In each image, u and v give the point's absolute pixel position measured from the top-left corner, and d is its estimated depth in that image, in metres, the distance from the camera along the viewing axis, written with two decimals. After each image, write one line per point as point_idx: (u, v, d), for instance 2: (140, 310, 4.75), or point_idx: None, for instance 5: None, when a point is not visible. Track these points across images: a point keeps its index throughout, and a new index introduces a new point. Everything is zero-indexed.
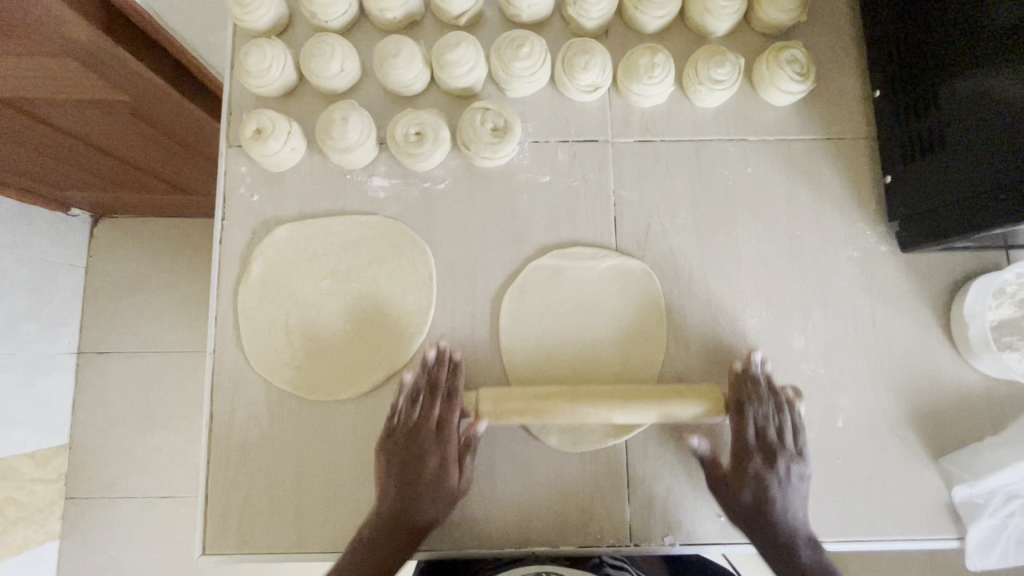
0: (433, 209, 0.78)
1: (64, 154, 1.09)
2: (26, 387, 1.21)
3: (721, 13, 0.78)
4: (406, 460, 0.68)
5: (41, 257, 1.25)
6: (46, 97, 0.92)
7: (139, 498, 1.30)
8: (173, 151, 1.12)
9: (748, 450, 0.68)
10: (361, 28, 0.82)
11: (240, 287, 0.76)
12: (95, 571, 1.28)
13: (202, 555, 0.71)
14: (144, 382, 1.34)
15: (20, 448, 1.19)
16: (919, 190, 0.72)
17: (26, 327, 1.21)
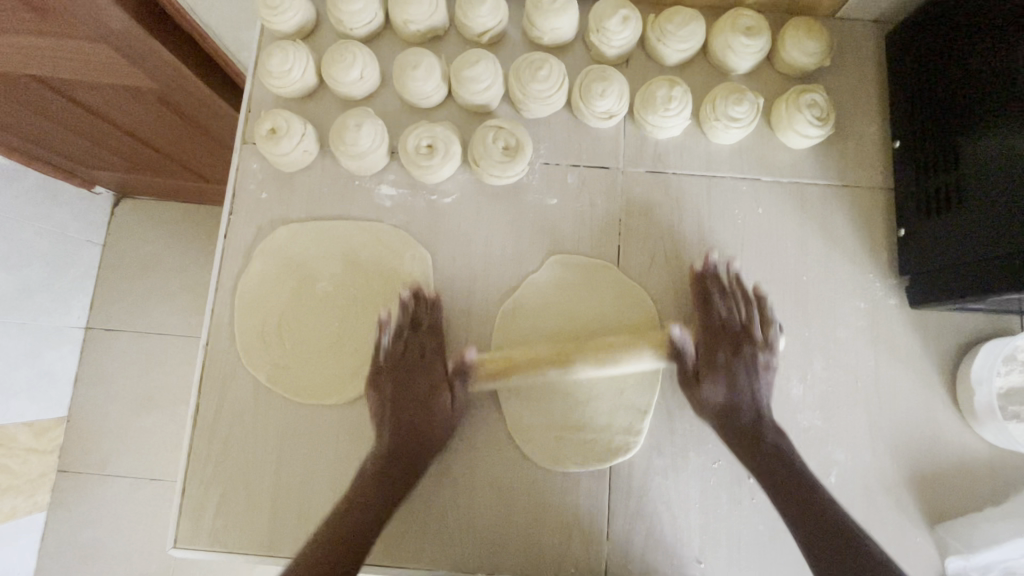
0: (437, 223, 0.78)
1: (88, 131, 1.11)
2: (32, 357, 1.23)
3: (744, 51, 0.77)
4: (411, 359, 0.72)
5: (61, 232, 1.28)
6: (74, 78, 0.94)
7: (127, 479, 1.31)
8: (194, 139, 1.14)
9: (717, 337, 0.72)
10: (385, 37, 0.83)
11: (239, 282, 0.77)
12: (77, 547, 1.29)
13: (174, 547, 0.71)
14: (145, 363, 1.35)
15: (18, 418, 1.21)
16: (934, 247, 0.70)
17: (39, 298, 1.24)
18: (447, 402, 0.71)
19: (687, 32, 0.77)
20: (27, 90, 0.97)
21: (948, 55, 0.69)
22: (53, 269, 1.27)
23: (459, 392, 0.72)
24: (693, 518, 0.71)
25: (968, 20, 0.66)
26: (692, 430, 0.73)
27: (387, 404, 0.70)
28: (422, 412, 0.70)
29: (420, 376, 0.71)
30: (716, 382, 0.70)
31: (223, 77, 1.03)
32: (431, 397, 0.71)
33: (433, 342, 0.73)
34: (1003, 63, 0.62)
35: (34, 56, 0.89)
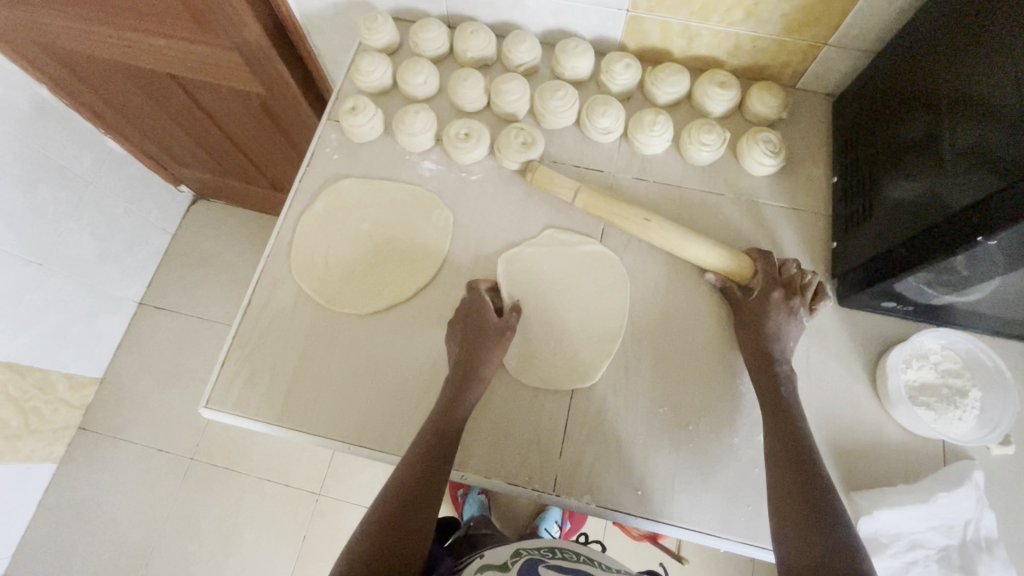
0: (462, 193, 0.99)
1: (133, 95, 1.53)
2: (90, 318, 1.85)
3: (717, 98, 1.00)
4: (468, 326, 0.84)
5: (146, 221, 2.00)
6: (186, 73, 1.33)
7: (140, 446, 1.87)
8: (257, 131, 1.55)
9: (773, 282, 0.84)
10: (447, 61, 1.11)
11: (303, 216, 0.98)
12: (96, 469, 1.85)
13: (205, 406, 0.86)
14: (179, 344, 2.00)
15: (65, 367, 1.79)
16: (853, 251, 0.86)
17: (105, 272, 1.87)
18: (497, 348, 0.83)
19: (674, 80, 1.01)
20: (149, 73, 1.38)
21: (890, 115, 0.86)
22: (126, 247, 1.94)
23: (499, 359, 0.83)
24: (634, 451, 0.83)
25: (907, 89, 0.83)
26: (644, 378, 0.87)
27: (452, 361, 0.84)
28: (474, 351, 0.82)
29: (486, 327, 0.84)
30: (757, 310, 0.84)
31: (309, 84, 1.35)
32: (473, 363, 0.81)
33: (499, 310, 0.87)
34: (922, 128, 0.78)
35: (180, 63, 1.30)
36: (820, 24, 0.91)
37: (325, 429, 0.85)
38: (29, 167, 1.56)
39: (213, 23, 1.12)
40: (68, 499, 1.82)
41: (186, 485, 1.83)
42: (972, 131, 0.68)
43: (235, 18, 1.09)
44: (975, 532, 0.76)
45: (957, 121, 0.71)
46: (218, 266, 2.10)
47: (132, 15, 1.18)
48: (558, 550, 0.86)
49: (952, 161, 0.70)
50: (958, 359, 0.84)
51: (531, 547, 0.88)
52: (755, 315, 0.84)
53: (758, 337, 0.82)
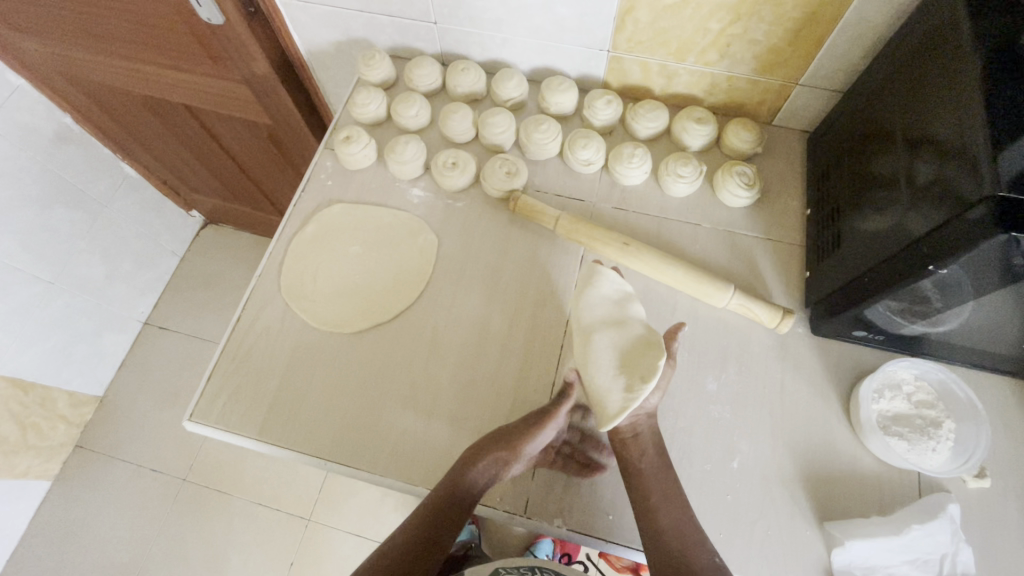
0: (448, 219, 1.03)
1: (149, 123, 1.62)
2: (95, 337, 1.90)
3: (695, 133, 1.04)
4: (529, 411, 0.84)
5: (155, 244, 2.07)
6: (198, 103, 1.41)
7: (134, 465, 1.89)
8: (263, 157, 1.63)
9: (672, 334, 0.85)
10: (440, 95, 1.17)
11: (295, 238, 1.02)
12: (88, 488, 1.86)
13: (189, 419, 0.88)
14: (179, 364, 2.03)
15: (66, 383, 1.83)
16: (826, 280, 0.88)
17: (112, 292, 1.92)
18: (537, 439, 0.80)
19: (653, 115, 1.06)
20: (165, 102, 1.46)
21: (858, 151, 0.89)
22: (135, 267, 2.00)
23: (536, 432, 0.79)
24: (606, 474, 0.83)
25: (873, 126, 0.86)
26: None
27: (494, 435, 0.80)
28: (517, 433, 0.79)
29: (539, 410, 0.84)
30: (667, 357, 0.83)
31: (313, 115, 1.43)
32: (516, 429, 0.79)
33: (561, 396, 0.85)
34: (885, 165, 0.81)
35: (193, 94, 1.39)
36: (790, 64, 0.96)
37: (304, 446, 0.86)
38: (46, 189, 1.64)
39: (224, 58, 1.20)
40: (59, 518, 1.82)
41: (177, 505, 1.83)
42: (931, 166, 0.70)
43: (245, 53, 1.17)
44: (952, 567, 0.75)
45: (916, 157, 0.74)
46: (221, 288, 2.16)
47: (150, 49, 1.27)
48: (538, 568, 0.90)
49: (912, 194, 0.72)
50: (932, 391, 0.85)
51: (512, 565, 0.91)
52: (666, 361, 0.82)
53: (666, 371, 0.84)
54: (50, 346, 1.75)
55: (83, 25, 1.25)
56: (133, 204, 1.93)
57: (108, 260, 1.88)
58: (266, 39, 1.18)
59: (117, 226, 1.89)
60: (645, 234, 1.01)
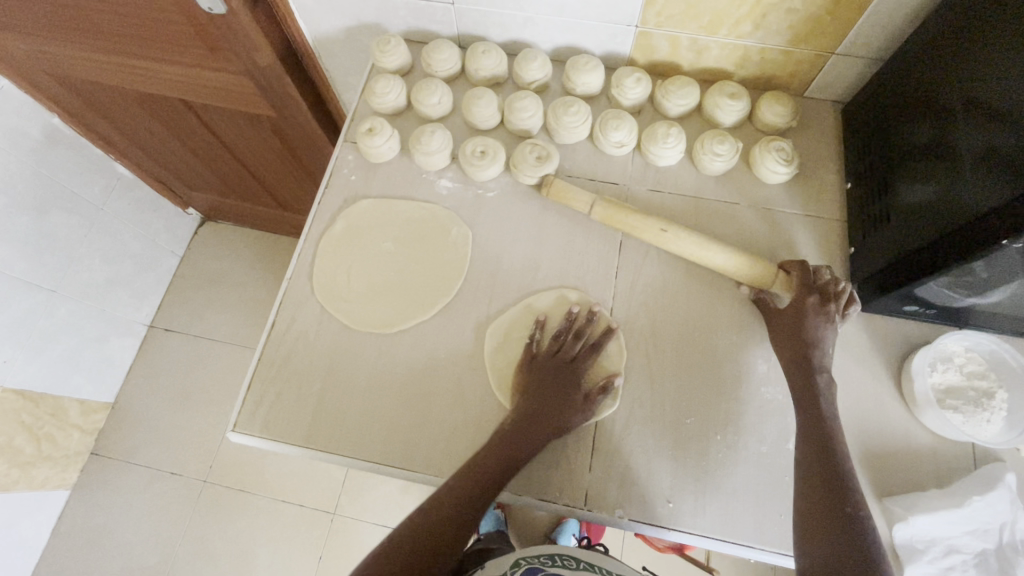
0: (480, 209, 1.00)
1: (145, 122, 1.56)
2: (100, 342, 1.86)
3: (728, 109, 1.01)
4: (547, 370, 0.85)
5: (155, 244, 2.01)
6: (197, 98, 1.35)
7: (153, 469, 1.87)
8: (268, 151, 1.57)
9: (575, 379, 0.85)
10: (460, 80, 1.12)
11: (323, 237, 0.99)
12: (108, 495, 1.84)
13: (233, 431, 0.86)
14: (191, 366, 2.00)
15: (75, 392, 1.79)
16: (872, 256, 0.87)
17: (114, 296, 1.87)
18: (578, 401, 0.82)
19: (684, 92, 1.03)
20: (162, 99, 1.40)
21: (901, 122, 0.87)
22: (136, 270, 1.95)
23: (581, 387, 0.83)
24: (663, 462, 0.82)
25: (917, 94, 0.84)
26: (670, 390, 0.86)
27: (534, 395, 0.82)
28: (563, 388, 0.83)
29: (566, 383, 0.84)
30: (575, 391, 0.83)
31: (319, 105, 1.37)
32: (557, 416, 0.81)
33: (578, 354, 0.87)
34: (932, 137, 0.79)
35: (191, 88, 1.32)
36: (827, 34, 0.93)
37: (353, 450, 0.85)
38: (40, 195, 1.58)
39: (226, 49, 1.14)
40: (82, 525, 1.81)
41: (201, 507, 1.82)
42: (990, 133, 0.69)
43: (248, 43, 1.11)
44: (1011, 535, 0.76)
45: (970, 125, 0.72)
46: (224, 286, 2.11)
47: (145, 43, 1.21)
48: (558, 557, 0.85)
49: (970, 163, 0.71)
50: (982, 362, 0.84)
51: (532, 555, 0.87)
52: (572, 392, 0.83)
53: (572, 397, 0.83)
54: (56, 355, 1.71)
55: (71, 20, 1.18)
56: (130, 205, 1.87)
57: (108, 263, 1.82)
58: (271, 28, 1.12)
59: (115, 228, 1.83)
60: (680, 217, 0.99)
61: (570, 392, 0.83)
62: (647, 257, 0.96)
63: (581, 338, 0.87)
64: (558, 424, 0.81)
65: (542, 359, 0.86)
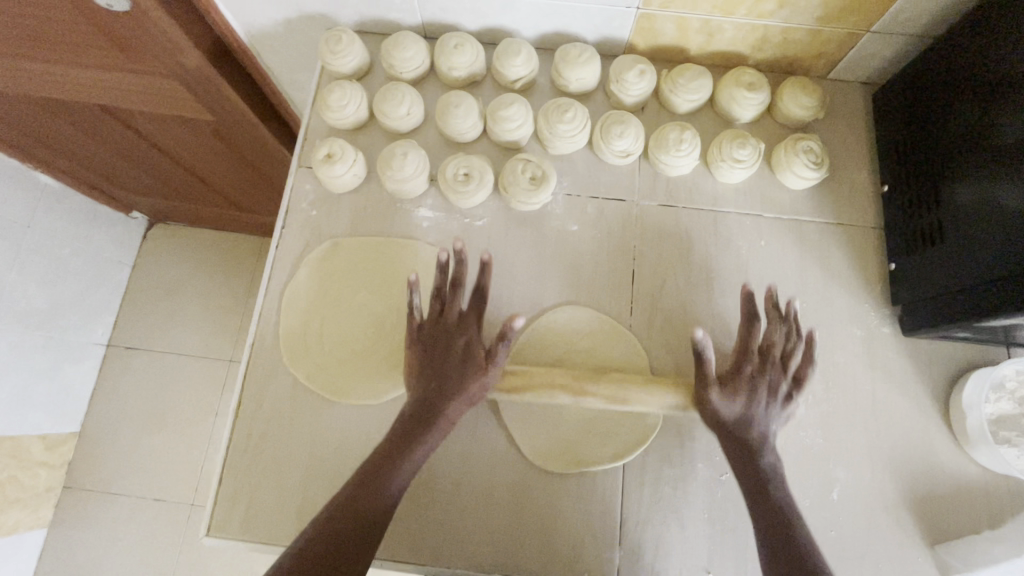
0: (469, 241, 0.86)
1: (67, 146, 1.27)
2: (54, 373, 1.42)
3: (746, 103, 0.87)
4: (435, 328, 0.71)
5: (98, 253, 1.52)
6: (111, 103, 1.08)
7: (133, 500, 1.46)
8: (220, 164, 1.28)
9: (451, 334, 0.71)
10: (429, 80, 0.95)
11: (286, 290, 0.84)
12: (75, 564, 1.42)
13: (207, 535, 0.75)
14: (160, 387, 1.54)
15: (35, 430, 1.37)
16: (922, 278, 0.77)
17: (66, 316, 1.44)
18: (479, 359, 0.70)
19: (696, 85, 0.88)
20: (75, 111, 1.13)
21: (944, 116, 0.76)
22: (83, 287, 1.48)
23: (474, 340, 0.71)
24: (699, 528, 0.75)
25: (967, 84, 0.72)
26: (699, 443, 0.79)
27: (425, 362, 0.70)
28: (451, 349, 0.70)
29: (451, 341, 0.70)
30: (461, 360, 0.70)
31: (269, 110, 1.14)
32: (446, 377, 0.69)
33: (459, 308, 0.72)
34: (976, 125, 0.70)
35: (108, 91, 1.05)
36: (865, 9, 0.78)
37: None
38: None
39: (138, 49, 0.91)
40: None
41: (186, 560, 1.42)
42: None
43: (163, 41, 0.88)
44: None
45: None
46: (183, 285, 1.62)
47: (36, 43, 0.96)
48: None
49: None
50: None
51: None
52: (458, 358, 0.70)
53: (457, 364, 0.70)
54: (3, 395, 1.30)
55: None
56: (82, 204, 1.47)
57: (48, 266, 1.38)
58: (190, 21, 0.90)
59: (55, 236, 1.40)
60: (698, 236, 0.87)
61: (459, 351, 0.70)
62: (663, 288, 0.84)
63: (447, 284, 0.72)
64: (461, 392, 0.68)
65: (420, 323, 0.72)
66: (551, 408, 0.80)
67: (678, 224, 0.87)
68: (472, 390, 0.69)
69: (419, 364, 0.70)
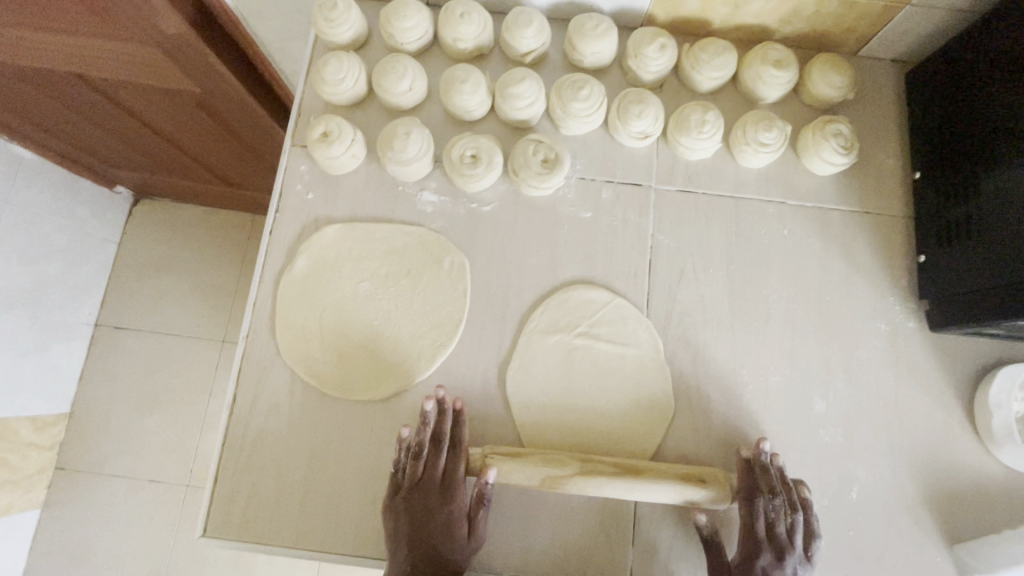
0: (476, 228, 0.81)
1: (41, 120, 1.20)
2: (40, 352, 1.37)
3: (773, 82, 0.82)
4: (415, 493, 0.68)
5: (79, 228, 1.44)
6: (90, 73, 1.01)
7: (126, 482, 1.43)
8: (205, 137, 1.21)
9: (433, 495, 0.68)
10: (432, 53, 0.88)
11: (282, 278, 0.79)
12: (70, 545, 1.40)
13: (203, 536, 0.71)
14: (150, 368, 1.50)
15: (22, 411, 1.33)
16: (952, 271, 0.73)
17: (50, 292, 1.38)
18: (466, 517, 0.69)
19: (720, 62, 0.82)
20: (48, 82, 1.05)
21: (980, 99, 0.71)
22: (66, 262, 1.41)
23: (457, 499, 0.68)
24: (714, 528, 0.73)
25: (1006, 63, 0.68)
26: (716, 441, 0.76)
27: (405, 534, 0.67)
28: (434, 505, 0.67)
29: (431, 515, 0.67)
30: (446, 522, 0.67)
31: (259, 81, 1.06)
32: (433, 539, 0.67)
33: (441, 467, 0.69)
34: (1014, 108, 0.66)
35: (82, 58, 0.97)
36: None
37: (353, 548, 0.72)
38: None
39: (112, 12, 0.83)
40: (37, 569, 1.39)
41: (182, 542, 1.40)
42: None
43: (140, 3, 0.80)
44: None
45: None
46: (171, 262, 1.55)
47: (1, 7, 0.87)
48: None
49: None
50: None
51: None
52: (441, 526, 0.67)
53: (441, 523, 0.67)
54: None
55: None
56: (60, 177, 1.38)
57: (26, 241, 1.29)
58: None
59: (34, 209, 1.31)
60: (718, 223, 0.82)
61: (443, 503, 0.68)
62: (680, 277, 0.80)
63: (428, 446, 0.69)
64: (452, 548, 0.67)
65: (399, 485, 0.69)
66: (563, 402, 0.76)
67: (697, 211, 0.82)
68: (458, 559, 0.67)
69: (402, 522, 0.67)
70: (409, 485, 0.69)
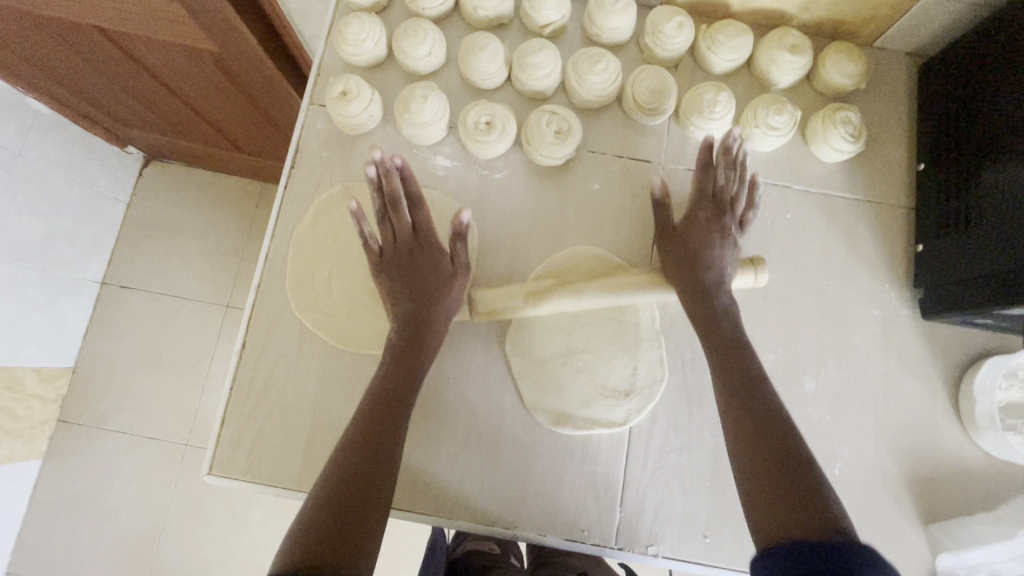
0: (486, 195, 0.83)
1: (57, 72, 1.20)
2: (48, 305, 1.39)
3: (787, 67, 0.83)
4: (395, 262, 0.73)
5: (91, 185, 1.46)
6: (107, 25, 1.01)
7: (126, 437, 1.46)
8: (219, 99, 1.22)
9: (412, 252, 0.73)
10: (452, 20, 0.89)
11: (295, 233, 0.81)
12: (70, 494, 1.44)
13: (209, 474, 0.74)
14: (154, 326, 1.52)
15: (28, 361, 1.35)
16: (949, 261, 0.75)
17: (60, 246, 1.40)
18: (445, 261, 0.74)
19: (736, 43, 0.83)
20: (68, 34, 1.06)
21: (993, 91, 0.72)
22: (77, 218, 1.43)
23: (437, 252, 0.73)
24: (701, 496, 0.76)
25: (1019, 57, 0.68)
26: (708, 413, 0.78)
27: (396, 290, 0.72)
28: (415, 262, 0.73)
29: (412, 261, 0.73)
30: (429, 266, 0.73)
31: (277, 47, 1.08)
32: (422, 293, 0.71)
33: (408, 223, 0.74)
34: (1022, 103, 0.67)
35: (105, 13, 0.98)
36: None
37: None
38: None
39: None
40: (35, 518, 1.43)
41: (179, 496, 1.43)
42: None
43: None
44: None
45: None
46: (180, 223, 1.57)
47: None
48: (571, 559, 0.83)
49: None
50: None
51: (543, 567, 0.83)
52: (426, 268, 0.72)
53: (426, 275, 0.72)
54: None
55: None
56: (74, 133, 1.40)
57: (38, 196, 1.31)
58: None
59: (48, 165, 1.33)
60: None
61: (427, 257, 0.73)
62: None
63: (390, 205, 0.73)
64: (442, 294, 0.72)
65: (379, 250, 0.74)
66: (561, 368, 0.78)
67: None
68: (448, 303, 0.72)
69: (391, 290, 0.72)
70: (387, 247, 0.74)
